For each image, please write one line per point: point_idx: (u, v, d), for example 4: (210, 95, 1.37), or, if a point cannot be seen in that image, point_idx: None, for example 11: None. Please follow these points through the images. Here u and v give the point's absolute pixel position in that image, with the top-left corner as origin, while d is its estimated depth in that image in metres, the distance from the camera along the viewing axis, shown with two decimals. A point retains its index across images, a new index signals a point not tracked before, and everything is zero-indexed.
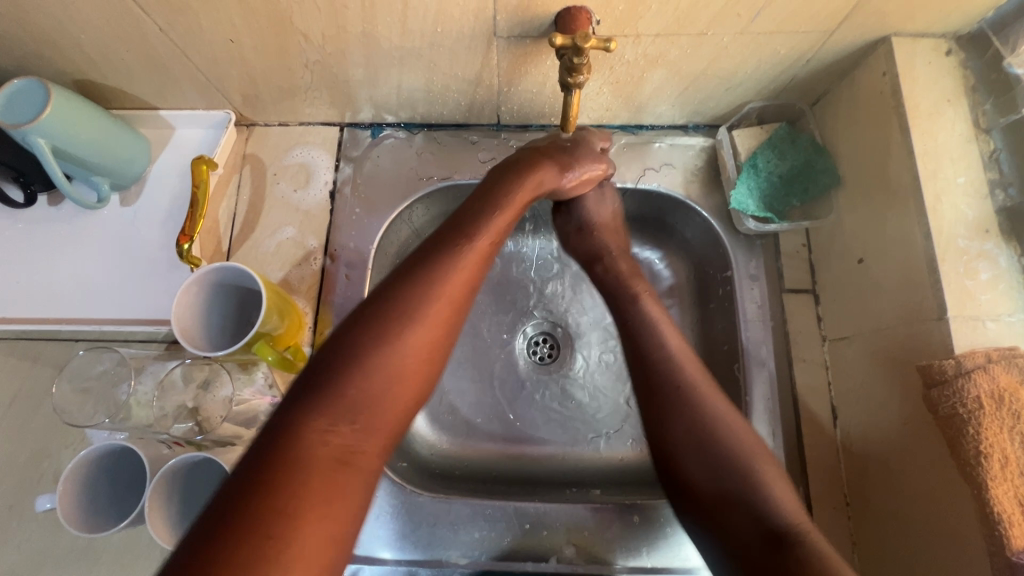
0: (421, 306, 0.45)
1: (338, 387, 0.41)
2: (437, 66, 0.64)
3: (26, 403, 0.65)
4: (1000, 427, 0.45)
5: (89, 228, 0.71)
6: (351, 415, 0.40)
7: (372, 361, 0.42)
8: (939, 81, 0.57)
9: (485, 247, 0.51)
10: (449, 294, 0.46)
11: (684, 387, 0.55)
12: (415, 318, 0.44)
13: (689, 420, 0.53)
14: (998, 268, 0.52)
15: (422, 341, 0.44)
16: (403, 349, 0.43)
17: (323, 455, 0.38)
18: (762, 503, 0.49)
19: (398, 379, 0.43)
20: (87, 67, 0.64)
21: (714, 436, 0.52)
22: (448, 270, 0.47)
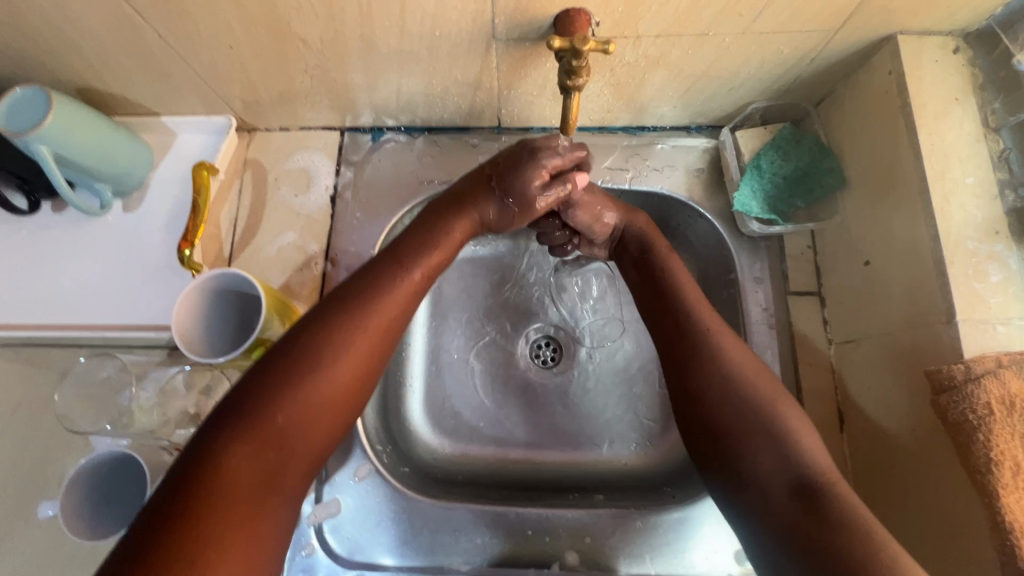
0: (347, 341, 0.47)
1: (264, 412, 0.43)
2: (437, 69, 0.63)
3: (30, 409, 0.65)
4: (1010, 433, 0.44)
5: (92, 235, 0.71)
6: (274, 440, 0.42)
7: (299, 391, 0.44)
8: (946, 79, 0.55)
9: (416, 282, 0.54)
10: (378, 326, 0.49)
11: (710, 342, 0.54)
12: (346, 348, 0.47)
13: (718, 375, 0.52)
14: (1008, 271, 0.50)
15: (352, 371, 0.47)
16: (327, 382, 0.45)
17: (241, 485, 0.40)
18: (789, 452, 0.48)
19: (322, 408, 0.45)
20: (88, 74, 0.64)
21: (744, 387, 0.51)
22: (379, 305, 0.50)
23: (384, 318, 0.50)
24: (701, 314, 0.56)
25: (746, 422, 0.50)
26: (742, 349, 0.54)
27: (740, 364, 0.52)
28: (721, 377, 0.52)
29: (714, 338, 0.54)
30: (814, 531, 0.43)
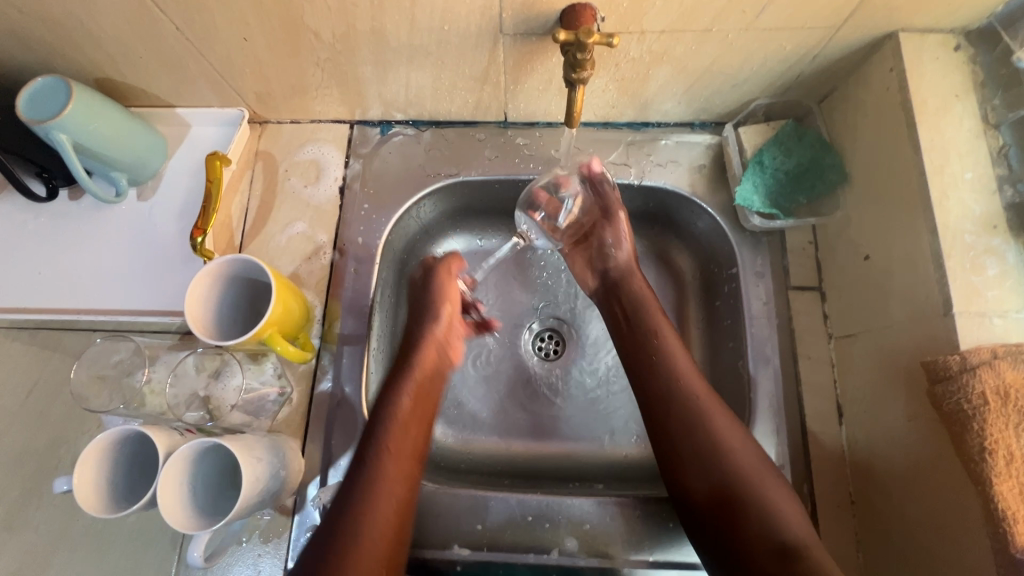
0: (368, 494, 0.54)
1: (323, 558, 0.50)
2: (445, 63, 0.65)
3: (46, 389, 0.67)
4: (1005, 423, 0.45)
5: (107, 222, 0.73)
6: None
7: (347, 531, 0.51)
8: (947, 76, 0.56)
9: (412, 418, 0.60)
10: (396, 450, 0.57)
11: (693, 405, 0.58)
12: (373, 483, 0.54)
13: (698, 435, 0.56)
14: (1006, 265, 0.51)
15: (384, 495, 0.54)
16: (363, 536, 0.51)
17: None
18: (773, 518, 0.51)
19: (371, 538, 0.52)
20: (106, 66, 0.66)
21: (728, 455, 0.55)
22: (389, 431, 0.58)
23: (399, 443, 0.57)
24: (692, 381, 0.60)
25: (726, 490, 0.54)
26: (729, 417, 0.57)
27: (732, 437, 0.56)
28: (706, 449, 0.56)
29: (706, 410, 0.57)
30: None
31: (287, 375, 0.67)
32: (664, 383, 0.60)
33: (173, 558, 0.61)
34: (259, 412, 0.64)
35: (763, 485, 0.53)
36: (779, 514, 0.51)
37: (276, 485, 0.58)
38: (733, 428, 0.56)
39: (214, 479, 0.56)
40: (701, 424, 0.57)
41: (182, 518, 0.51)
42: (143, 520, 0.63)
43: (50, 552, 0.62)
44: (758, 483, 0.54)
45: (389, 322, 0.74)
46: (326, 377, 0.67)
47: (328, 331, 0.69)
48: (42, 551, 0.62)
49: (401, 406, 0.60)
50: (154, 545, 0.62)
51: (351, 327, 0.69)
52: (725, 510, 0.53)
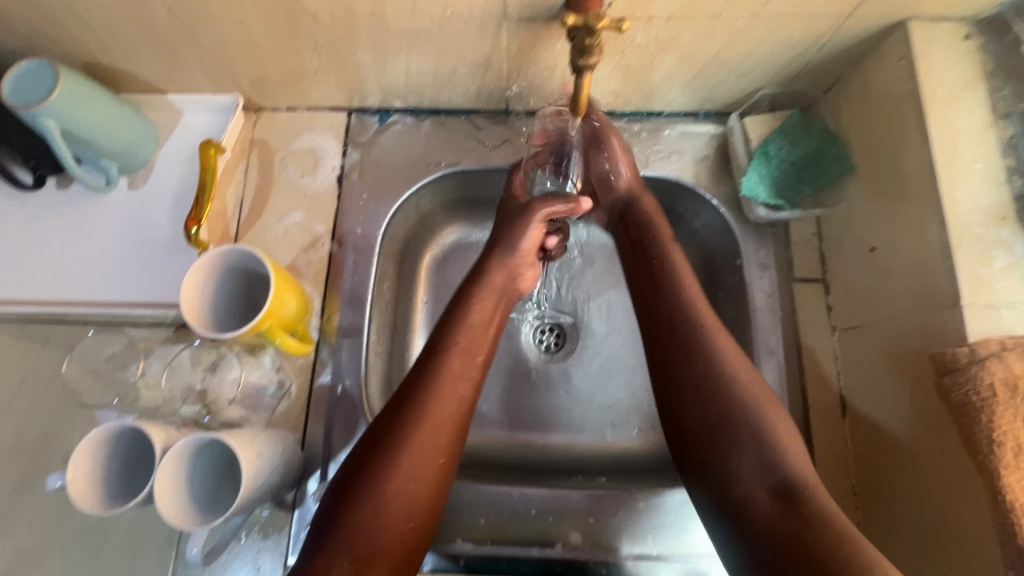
0: (411, 435, 0.50)
1: (341, 525, 0.47)
2: (446, 49, 0.63)
3: (36, 383, 0.65)
4: (1013, 415, 0.44)
5: (97, 211, 0.71)
6: (348, 550, 0.46)
7: (371, 503, 0.48)
8: (956, 65, 0.55)
9: (461, 362, 0.55)
10: (435, 421, 0.51)
11: (704, 341, 0.55)
12: (403, 459, 0.49)
13: (704, 365, 0.53)
14: (1014, 256, 0.50)
15: (413, 473, 0.49)
16: (399, 478, 0.49)
17: None
18: (775, 458, 0.49)
19: (393, 512, 0.48)
20: (94, 49, 0.64)
21: (726, 386, 0.52)
22: (428, 400, 0.52)
23: (438, 418, 0.52)
24: (701, 315, 0.57)
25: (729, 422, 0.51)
26: (729, 341, 0.55)
27: (734, 366, 0.53)
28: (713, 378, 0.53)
29: (710, 338, 0.55)
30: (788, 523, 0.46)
31: (285, 369, 0.66)
32: (668, 311, 0.57)
33: (171, 554, 0.60)
34: (257, 407, 0.63)
35: (759, 409, 0.51)
36: (779, 450, 0.49)
37: (275, 481, 0.57)
38: (737, 353, 0.54)
39: (211, 478, 0.54)
40: (709, 357, 0.54)
41: (178, 513, 0.50)
42: (138, 516, 0.61)
43: (45, 548, 0.61)
44: (765, 417, 0.51)
45: (389, 314, 0.73)
46: (325, 371, 0.66)
47: (327, 324, 0.68)
48: (35, 547, 0.61)
49: (445, 372, 0.54)
50: (150, 541, 0.61)
51: (350, 319, 0.68)
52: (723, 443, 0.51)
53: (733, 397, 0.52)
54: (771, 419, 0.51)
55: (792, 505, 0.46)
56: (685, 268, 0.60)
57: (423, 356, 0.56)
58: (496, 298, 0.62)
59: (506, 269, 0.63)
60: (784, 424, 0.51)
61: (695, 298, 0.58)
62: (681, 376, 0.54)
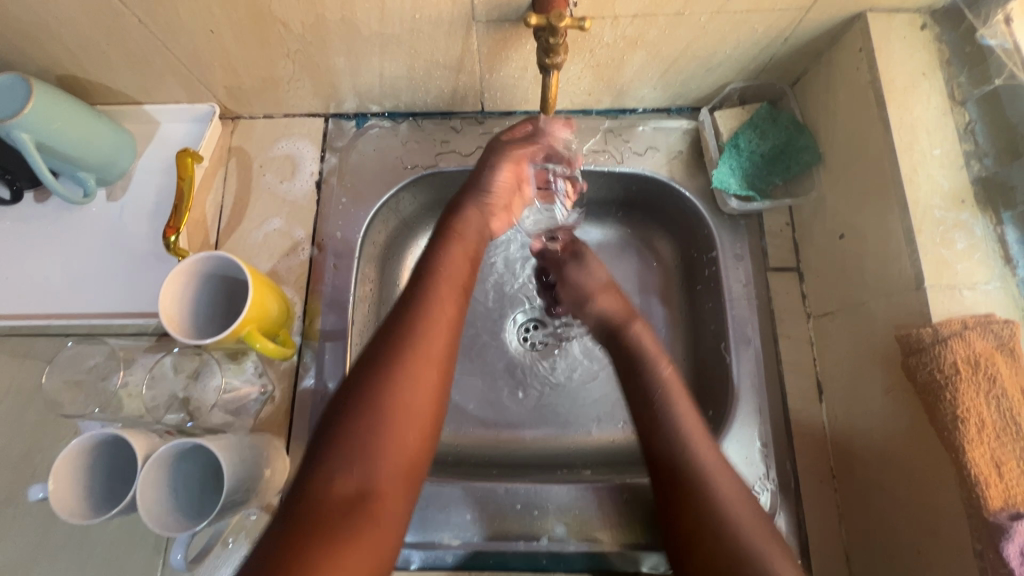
0: (404, 353, 0.48)
1: (340, 433, 0.44)
2: (419, 53, 0.64)
3: (16, 397, 0.65)
4: (977, 392, 0.45)
5: (76, 224, 0.71)
6: (353, 459, 0.43)
7: (373, 411, 0.45)
8: (914, 55, 0.57)
9: (452, 292, 0.54)
10: (433, 336, 0.50)
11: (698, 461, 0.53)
12: (399, 361, 0.48)
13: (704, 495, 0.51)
14: (974, 238, 0.52)
15: (413, 371, 0.48)
16: (398, 389, 0.47)
17: (332, 501, 0.42)
18: None
19: (399, 411, 0.46)
20: (68, 61, 0.64)
21: (728, 520, 0.49)
22: (424, 320, 0.51)
23: (434, 335, 0.50)
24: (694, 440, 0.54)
25: (727, 551, 0.47)
26: (729, 473, 0.52)
27: (735, 499, 0.50)
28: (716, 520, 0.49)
29: (711, 473, 0.52)
30: None
31: (268, 374, 0.66)
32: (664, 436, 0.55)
33: (158, 562, 0.60)
34: (240, 412, 0.63)
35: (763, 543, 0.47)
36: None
37: (259, 484, 0.57)
38: (727, 476, 0.52)
39: (195, 484, 0.54)
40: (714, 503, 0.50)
41: (161, 520, 0.50)
42: (124, 526, 0.62)
43: (29, 562, 0.60)
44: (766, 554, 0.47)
45: (372, 317, 0.74)
46: (309, 375, 0.67)
47: (309, 328, 0.69)
48: (19, 561, 0.60)
49: (434, 295, 0.53)
50: (136, 550, 0.61)
51: (332, 322, 0.68)
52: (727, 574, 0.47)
53: (726, 517, 0.49)
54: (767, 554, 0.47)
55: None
56: (681, 392, 0.58)
57: (412, 283, 0.55)
58: (475, 238, 0.60)
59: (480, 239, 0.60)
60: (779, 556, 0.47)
61: (685, 422, 0.56)
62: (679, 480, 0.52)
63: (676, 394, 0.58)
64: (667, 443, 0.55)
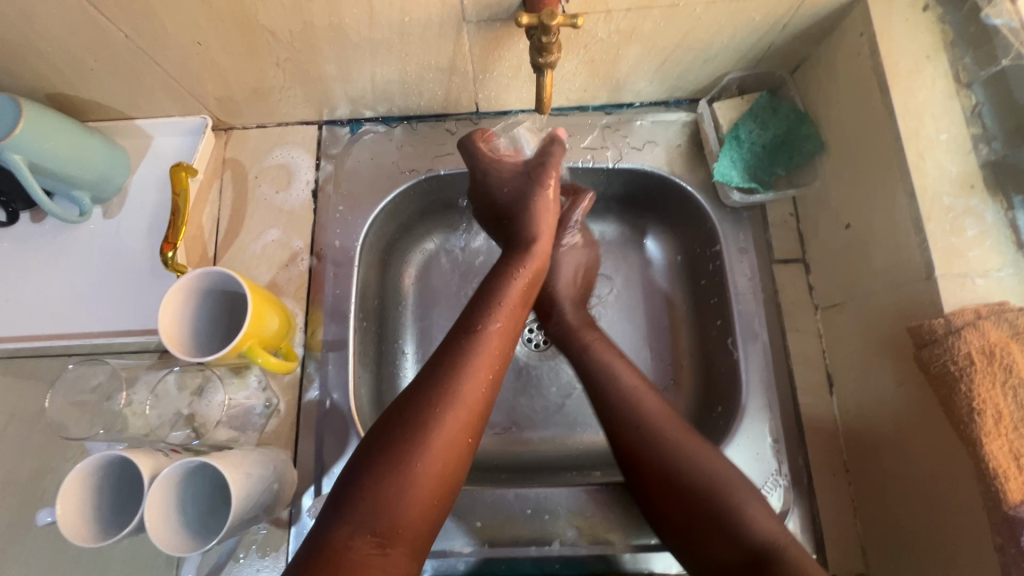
0: (439, 416, 0.49)
1: (369, 495, 0.46)
2: (410, 56, 0.63)
3: (23, 419, 0.65)
4: (992, 382, 0.44)
5: (74, 242, 0.71)
6: (376, 524, 0.45)
7: (400, 476, 0.47)
8: (916, 38, 0.55)
9: (495, 341, 0.54)
10: (467, 402, 0.51)
11: (642, 419, 0.56)
12: (436, 430, 0.49)
13: (664, 453, 0.54)
14: (985, 224, 0.50)
15: (444, 448, 0.48)
16: (428, 455, 0.48)
17: (349, 561, 0.43)
18: (738, 525, 0.50)
19: (422, 484, 0.47)
20: (56, 79, 0.63)
21: (694, 470, 0.53)
22: (463, 380, 0.51)
23: (470, 393, 0.51)
24: (642, 396, 0.58)
25: (699, 499, 0.52)
26: (682, 427, 0.56)
27: (700, 454, 0.54)
28: (680, 487, 0.53)
29: (660, 425, 0.56)
30: None
31: (271, 387, 0.66)
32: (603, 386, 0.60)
33: None
34: (245, 426, 0.64)
35: (727, 481, 0.52)
36: (744, 516, 0.50)
37: (268, 498, 0.57)
38: (687, 435, 0.55)
39: (202, 501, 0.54)
40: (682, 457, 0.54)
41: (169, 539, 0.50)
42: (137, 544, 0.62)
43: None
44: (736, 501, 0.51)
45: (374, 324, 0.73)
46: (312, 386, 0.66)
47: (311, 339, 0.68)
48: None
49: (478, 353, 0.53)
50: (148, 568, 0.61)
51: (334, 332, 0.68)
52: (701, 519, 0.52)
53: (691, 470, 0.53)
54: (732, 491, 0.52)
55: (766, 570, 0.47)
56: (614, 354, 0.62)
57: (454, 334, 0.55)
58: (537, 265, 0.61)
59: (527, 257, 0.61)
60: (747, 495, 0.52)
61: (660, 414, 0.57)
62: (656, 491, 0.54)
63: (644, 394, 0.58)
64: (657, 456, 0.55)
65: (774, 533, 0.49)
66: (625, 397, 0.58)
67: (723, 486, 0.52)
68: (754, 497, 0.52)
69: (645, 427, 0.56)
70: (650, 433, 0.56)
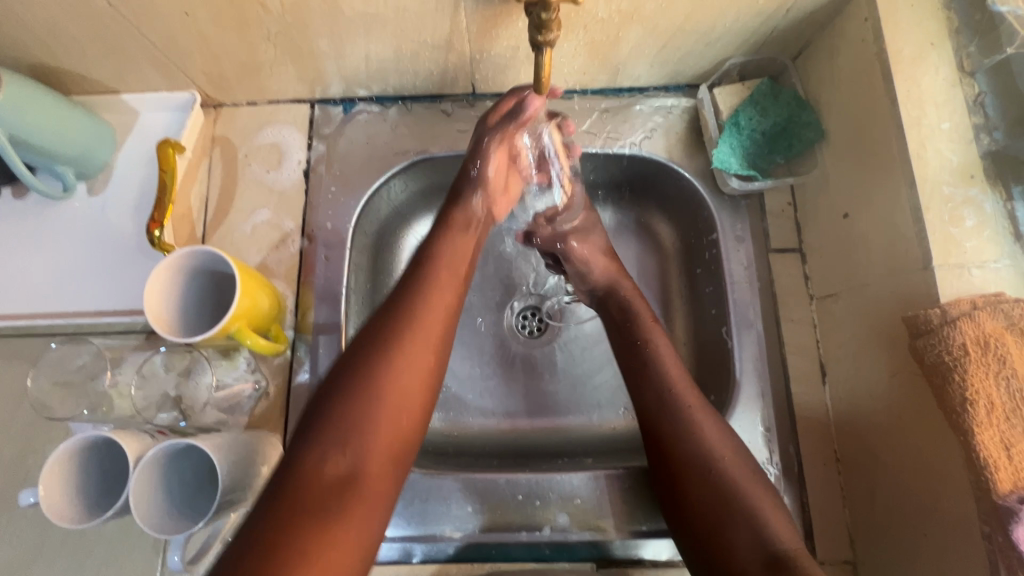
0: (401, 337, 0.51)
1: (333, 417, 0.47)
2: (406, 33, 0.61)
3: (4, 399, 0.63)
4: (986, 373, 0.44)
5: (57, 220, 0.69)
6: (345, 438, 0.46)
7: (364, 390, 0.48)
8: (921, 24, 0.54)
9: (450, 276, 0.58)
10: (427, 322, 0.53)
11: (688, 413, 0.56)
12: (403, 348, 0.51)
13: (693, 449, 0.54)
14: (983, 215, 0.50)
15: (406, 367, 0.50)
16: (391, 377, 0.49)
17: (320, 479, 0.44)
18: (764, 526, 0.50)
19: (387, 402, 0.48)
20: (38, 50, 0.61)
21: (722, 470, 0.53)
22: (420, 305, 0.54)
23: (429, 314, 0.53)
24: (681, 391, 0.58)
25: (719, 493, 0.52)
26: (716, 424, 0.56)
27: (722, 446, 0.54)
28: (711, 484, 0.52)
29: (695, 421, 0.55)
30: None
31: (261, 369, 0.65)
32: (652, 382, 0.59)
33: (157, 562, 0.60)
34: (235, 410, 0.63)
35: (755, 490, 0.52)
36: (768, 522, 0.50)
37: (257, 481, 0.56)
38: (723, 439, 0.55)
39: (191, 483, 0.53)
40: (717, 462, 0.53)
41: (155, 522, 0.49)
42: (123, 526, 0.61)
43: (26, 567, 0.60)
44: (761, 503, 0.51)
45: (366, 309, 0.72)
46: (303, 369, 0.65)
47: (302, 322, 0.67)
48: (16, 566, 0.60)
49: (435, 280, 0.56)
50: (135, 550, 0.60)
51: (325, 315, 0.67)
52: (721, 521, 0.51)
53: (714, 466, 0.53)
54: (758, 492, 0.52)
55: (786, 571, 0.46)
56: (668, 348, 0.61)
57: (412, 269, 0.58)
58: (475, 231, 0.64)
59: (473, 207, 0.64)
60: (770, 501, 0.51)
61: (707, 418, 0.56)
62: (686, 488, 0.54)
63: (683, 390, 0.57)
64: (687, 449, 0.54)
65: (789, 541, 0.49)
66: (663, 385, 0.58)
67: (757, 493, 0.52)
68: (774, 508, 0.51)
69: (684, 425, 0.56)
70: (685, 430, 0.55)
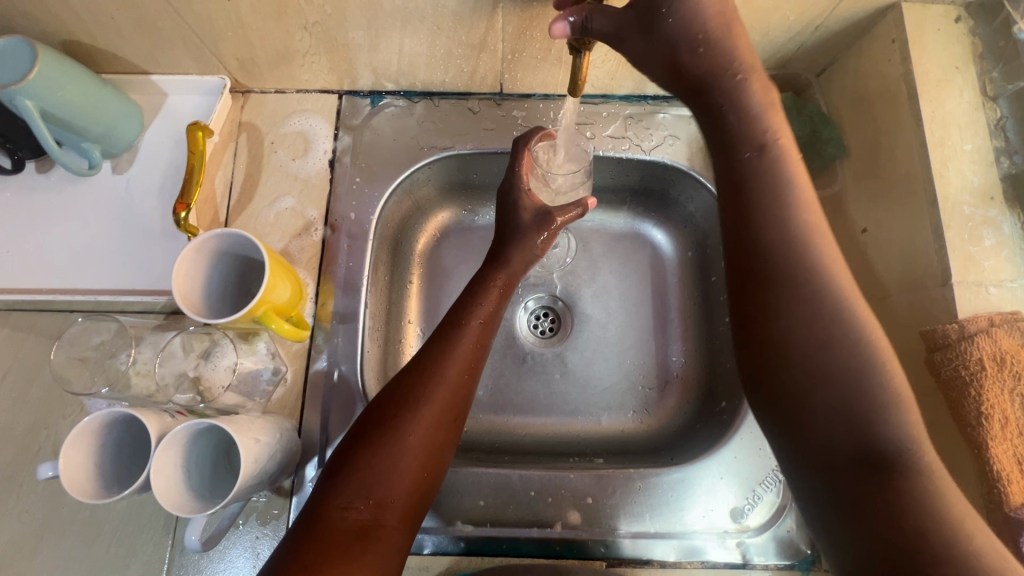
0: (424, 394, 0.51)
1: (354, 471, 0.47)
2: (441, 29, 0.62)
3: (23, 372, 0.63)
4: (1002, 388, 0.46)
5: (80, 196, 0.69)
6: (365, 492, 0.46)
7: (387, 447, 0.48)
8: (948, 48, 0.56)
9: (476, 334, 0.57)
10: (452, 381, 0.53)
11: (788, 213, 0.48)
12: (424, 405, 0.50)
13: (790, 264, 0.46)
14: (1002, 235, 0.52)
15: (429, 426, 0.50)
16: (412, 434, 0.49)
17: (343, 531, 0.44)
18: (870, 417, 0.41)
19: (408, 460, 0.48)
20: (74, 26, 0.62)
21: (811, 264, 0.46)
22: (446, 362, 0.53)
23: (454, 374, 0.53)
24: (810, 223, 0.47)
25: (840, 407, 0.42)
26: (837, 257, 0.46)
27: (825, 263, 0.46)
28: (817, 357, 0.44)
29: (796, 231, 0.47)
30: (858, 491, 0.41)
31: (280, 355, 0.65)
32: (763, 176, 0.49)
33: (167, 542, 0.60)
34: (253, 393, 0.63)
35: (884, 374, 0.42)
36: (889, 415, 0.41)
37: (275, 467, 0.56)
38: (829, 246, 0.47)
39: (206, 468, 0.53)
40: (849, 348, 0.43)
41: (178, 501, 0.49)
42: (135, 505, 0.61)
43: (36, 541, 0.60)
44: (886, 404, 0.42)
45: (384, 301, 0.73)
46: (321, 357, 0.66)
47: (321, 310, 0.67)
48: (27, 539, 0.60)
49: (460, 332, 0.56)
50: (145, 530, 0.60)
51: (346, 304, 0.67)
52: (829, 377, 0.43)
53: (805, 261, 0.46)
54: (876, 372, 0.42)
55: (880, 471, 0.40)
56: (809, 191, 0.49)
57: (440, 328, 0.57)
58: (518, 269, 0.64)
59: (506, 270, 0.63)
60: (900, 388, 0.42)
61: (852, 312, 0.44)
62: (766, 271, 0.47)
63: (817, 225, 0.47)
64: (782, 257, 0.46)
65: (907, 439, 0.41)
66: (801, 288, 0.45)
67: (886, 357, 0.43)
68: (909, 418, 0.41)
69: (808, 321, 0.44)
70: (815, 328, 0.44)
